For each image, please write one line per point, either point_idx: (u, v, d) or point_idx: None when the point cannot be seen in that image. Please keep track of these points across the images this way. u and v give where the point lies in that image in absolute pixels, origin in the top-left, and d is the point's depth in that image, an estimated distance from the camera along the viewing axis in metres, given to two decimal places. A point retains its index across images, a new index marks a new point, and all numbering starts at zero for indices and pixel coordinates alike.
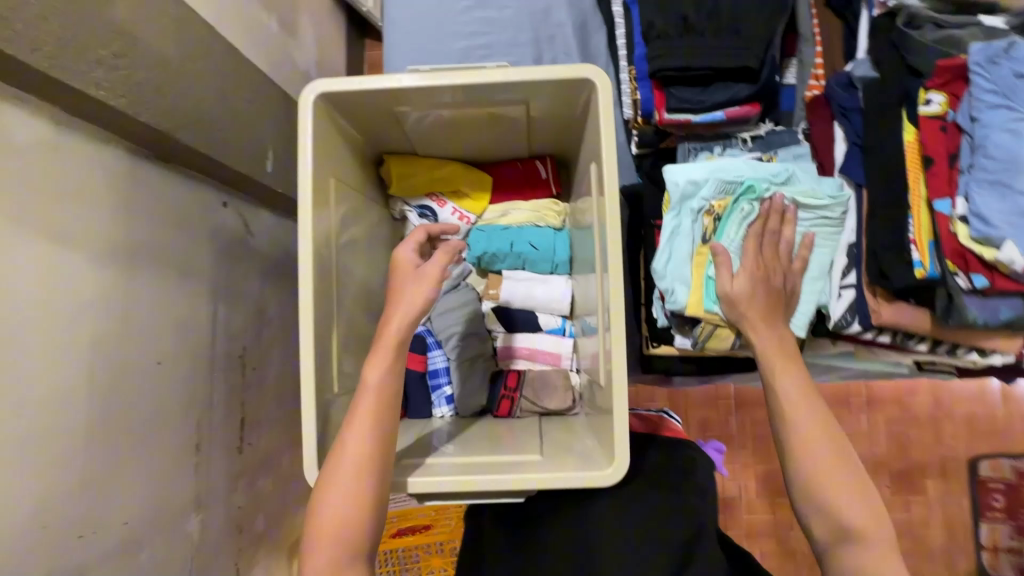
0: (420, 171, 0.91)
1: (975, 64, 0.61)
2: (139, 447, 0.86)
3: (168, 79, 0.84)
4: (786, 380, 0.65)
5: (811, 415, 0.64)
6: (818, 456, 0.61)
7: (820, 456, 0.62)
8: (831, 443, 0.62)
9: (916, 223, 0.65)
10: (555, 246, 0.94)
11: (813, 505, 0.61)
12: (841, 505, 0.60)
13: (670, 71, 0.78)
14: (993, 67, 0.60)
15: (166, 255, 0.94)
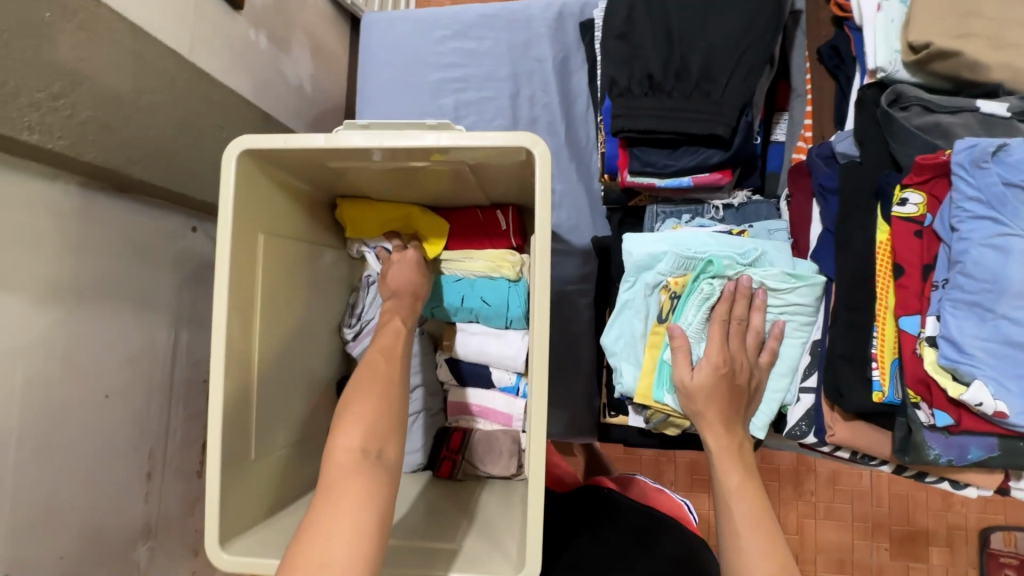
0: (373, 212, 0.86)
1: (959, 166, 0.52)
2: (80, 481, 0.86)
3: (120, 114, 0.83)
4: (736, 501, 0.60)
5: (756, 540, 0.57)
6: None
7: None
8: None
9: (880, 339, 0.57)
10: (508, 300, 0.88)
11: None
12: None
13: (633, 132, 0.71)
14: (979, 170, 0.51)
15: (122, 285, 0.93)
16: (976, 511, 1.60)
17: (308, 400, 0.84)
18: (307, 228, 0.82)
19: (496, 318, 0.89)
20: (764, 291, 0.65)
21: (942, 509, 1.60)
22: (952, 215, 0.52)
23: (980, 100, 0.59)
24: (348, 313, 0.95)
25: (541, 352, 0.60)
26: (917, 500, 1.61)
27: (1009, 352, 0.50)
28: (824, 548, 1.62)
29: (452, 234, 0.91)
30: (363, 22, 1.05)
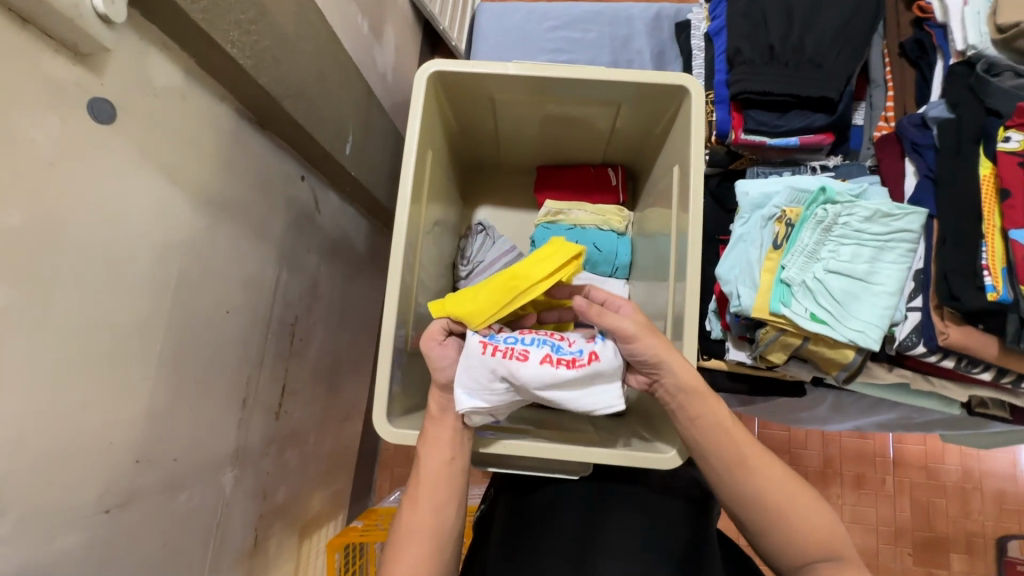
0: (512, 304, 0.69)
1: None
2: (198, 388, 0.89)
3: (284, 52, 0.92)
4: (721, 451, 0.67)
5: (756, 465, 0.66)
6: (785, 507, 0.65)
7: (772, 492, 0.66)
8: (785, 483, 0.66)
9: (990, 250, 0.65)
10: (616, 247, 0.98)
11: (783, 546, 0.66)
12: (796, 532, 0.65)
13: (751, 94, 0.83)
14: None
15: (250, 213, 0.99)
16: (993, 520, 1.66)
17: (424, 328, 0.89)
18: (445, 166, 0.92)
19: (602, 263, 0.98)
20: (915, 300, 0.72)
21: (961, 517, 1.67)
22: None
23: None
24: (459, 256, 1.04)
25: (696, 242, 0.71)
26: (938, 507, 1.68)
27: None
28: None
29: (564, 188, 1.01)
30: (480, 10, 1.19)
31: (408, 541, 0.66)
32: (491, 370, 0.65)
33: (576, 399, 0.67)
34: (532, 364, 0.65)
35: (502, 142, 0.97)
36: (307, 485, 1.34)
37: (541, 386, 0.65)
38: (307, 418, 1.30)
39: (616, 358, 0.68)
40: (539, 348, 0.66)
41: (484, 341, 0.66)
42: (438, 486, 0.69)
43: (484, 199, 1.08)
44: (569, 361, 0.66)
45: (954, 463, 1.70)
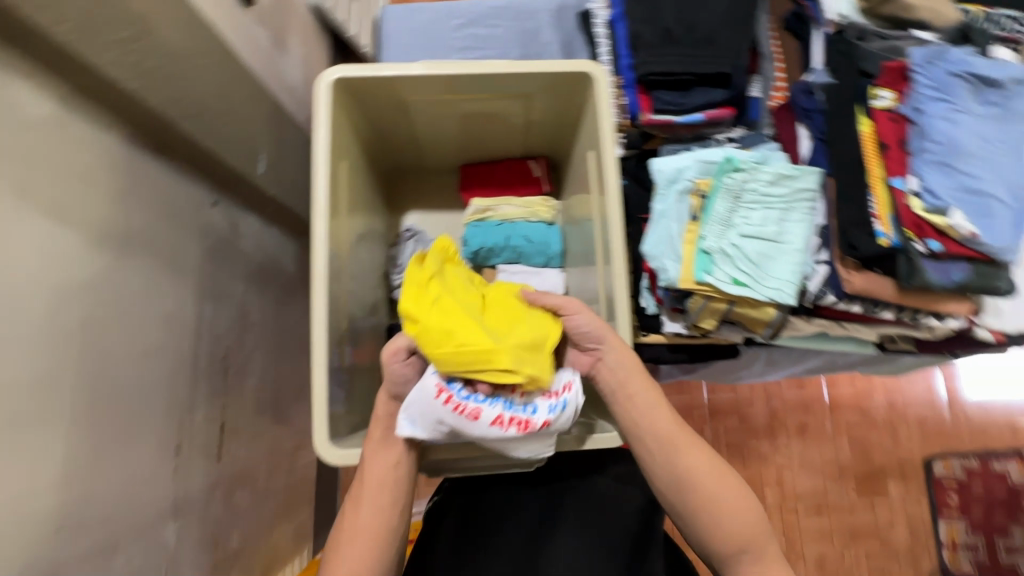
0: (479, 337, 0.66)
1: (917, 66, 0.72)
2: (122, 441, 0.82)
3: (176, 71, 0.86)
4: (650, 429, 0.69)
5: (685, 444, 0.68)
6: (709, 491, 0.66)
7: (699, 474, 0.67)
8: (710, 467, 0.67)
9: (878, 199, 0.72)
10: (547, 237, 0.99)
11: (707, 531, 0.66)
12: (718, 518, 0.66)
13: (655, 75, 0.87)
14: (930, 67, 0.71)
15: (160, 246, 0.93)
16: (919, 445, 1.83)
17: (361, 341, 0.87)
18: (364, 174, 0.89)
19: (536, 255, 0.99)
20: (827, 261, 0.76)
21: (893, 447, 1.82)
22: (917, 100, 0.71)
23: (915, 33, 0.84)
24: (391, 265, 1.02)
25: (618, 222, 0.73)
26: (872, 441, 1.82)
27: (968, 194, 0.67)
28: (801, 495, 1.78)
29: (490, 185, 1.01)
30: (384, 13, 1.17)
31: (349, 544, 0.65)
32: (440, 416, 0.63)
33: (519, 449, 0.67)
34: (482, 425, 0.62)
35: (421, 145, 0.95)
36: (263, 524, 1.28)
37: (487, 440, 0.64)
38: (254, 454, 1.23)
39: (567, 417, 0.67)
40: (494, 407, 0.63)
41: (439, 385, 0.63)
42: (385, 492, 0.67)
43: (411, 205, 1.06)
44: (520, 425, 0.63)
45: (880, 399, 1.85)
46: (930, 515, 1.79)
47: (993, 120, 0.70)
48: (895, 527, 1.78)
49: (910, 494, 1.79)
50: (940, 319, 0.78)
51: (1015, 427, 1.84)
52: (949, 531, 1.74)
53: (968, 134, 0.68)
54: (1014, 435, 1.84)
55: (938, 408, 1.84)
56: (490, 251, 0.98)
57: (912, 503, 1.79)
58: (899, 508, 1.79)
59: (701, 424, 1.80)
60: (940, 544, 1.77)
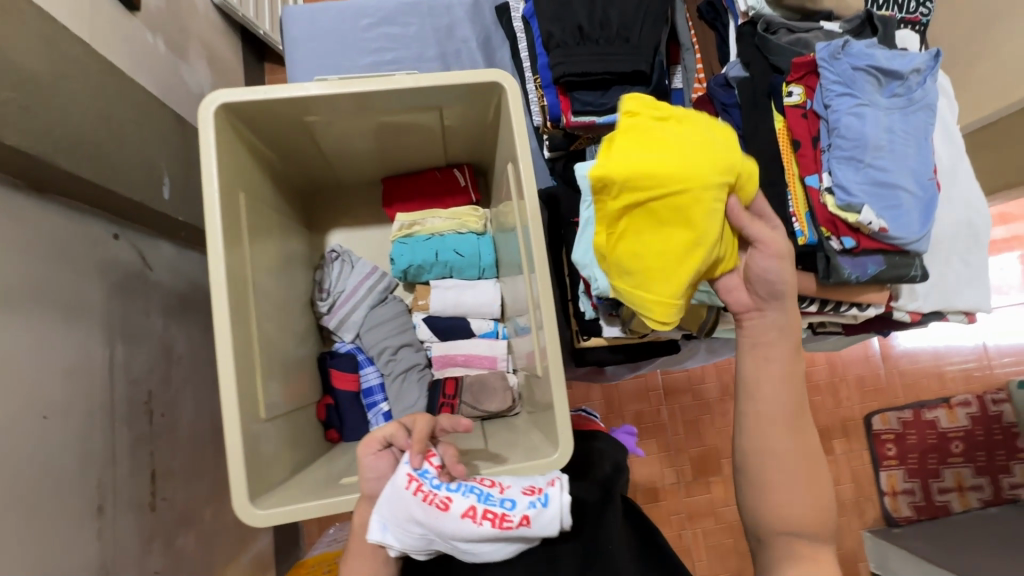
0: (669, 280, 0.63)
1: (823, 60, 0.71)
2: (26, 515, 0.75)
3: (38, 99, 0.77)
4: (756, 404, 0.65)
5: (798, 424, 0.64)
6: (775, 479, 0.63)
7: (780, 455, 0.63)
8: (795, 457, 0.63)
9: (794, 198, 0.72)
10: (477, 248, 0.95)
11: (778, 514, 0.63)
12: (783, 504, 0.62)
13: (572, 77, 0.84)
14: (835, 62, 0.70)
15: (49, 294, 0.84)
16: (859, 403, 1.93)
17: (288, 380, 0.82)
18: (272, 200, 0.83)
19: (466, 267, 0.95)
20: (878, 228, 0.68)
21: (836, 407, 1.92)
22: (824, 96, 0.71)
23: (823, 23, 0.83)
24: (316, 289, 0.95)
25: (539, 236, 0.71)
26: (817, 403, 1.92)
27: (878, 190, 0.68)
28: None
29: (414, 197, 0.97)
30: (284, 14, 1.05)
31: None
32: (408, 511, 0.57)
33: (496, 551, 0.58)
34: (452, 517, 0.56)
35: (335, 161, 0.89)
36: (216, 564, 1.22)
37: (457, 538, 0.56)
38: (195, 496, 1.16)
39: (554, 523, 0.57)
40: (464, 497, 0.57)
41: (411, 476, 0.58)
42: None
43: (333, 223, 1.00)
44: (494, 520, 0.56)
45: (822, 363, 1.94)
46: (873, 466, 1.90)
47: (895, 112, 0.70)
48: (842, 482, 1.89)
49: (854, 450, 1.90)
50: (861, 309, 0.79)
51: (942, 376, 1.98)
52: (890, 480, 1.86)
53: (874, 128, 0.69)
54: (942, 384, 1.97)
55: (874, 365, 1.95)
56: (420, 268, 0.94)
57: (855, 457, 1.90)
58: (844, 463, 1.90)
59: (657, 405, 1.84)
60: (883, 492, 1.89)
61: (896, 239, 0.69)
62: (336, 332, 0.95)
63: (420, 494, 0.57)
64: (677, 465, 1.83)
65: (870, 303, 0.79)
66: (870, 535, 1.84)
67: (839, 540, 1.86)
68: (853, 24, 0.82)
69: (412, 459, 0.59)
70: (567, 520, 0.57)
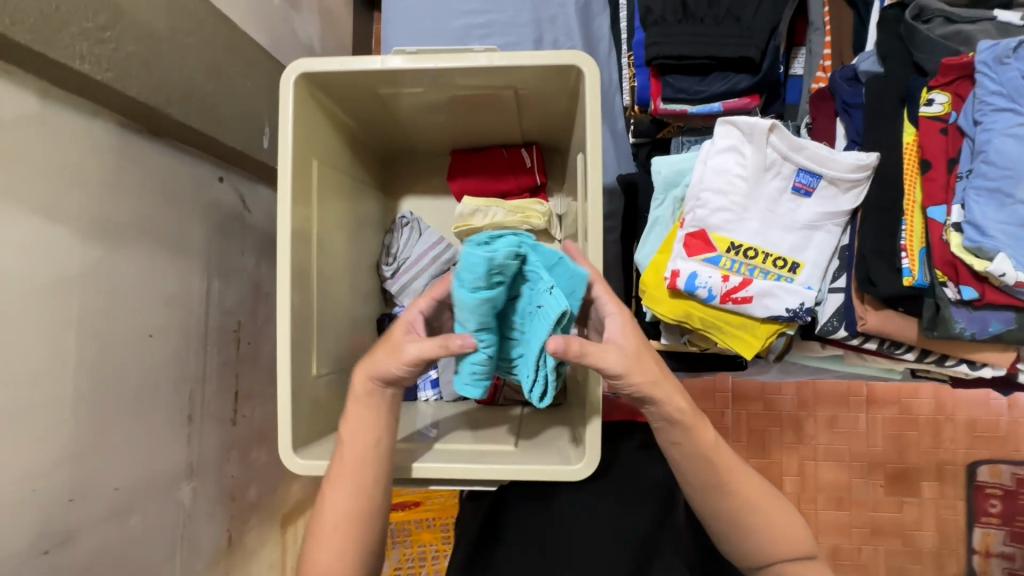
0: (748, 325, 0.71)
1: (981, 65, 0.61)
2: (128, 416, 0.88)
3: (156, 53, 0.83)
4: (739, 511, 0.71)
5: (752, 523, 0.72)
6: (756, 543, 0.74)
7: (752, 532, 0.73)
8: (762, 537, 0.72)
9: (910, 229, 0.65)
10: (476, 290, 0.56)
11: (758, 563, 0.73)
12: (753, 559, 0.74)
13: (666, 59, 0.75)
14: (1001, 67, 0.60)
15: (161, 231, 0.95)
16: (964, 448, 1.69)
17: (344, 339, 0.87)
18: (348, 165, 0.85)
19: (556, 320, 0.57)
20: None
21: (934, 448, 1.70)
22: (975, 109, 0.62)
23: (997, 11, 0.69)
24: (384, 253, 0.99)
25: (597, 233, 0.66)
26: (911, 439, 1.70)
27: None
28: (823, 487, 1.71)
29: (479, 175, 0.95)
30: None
31: (338, 479, 0.66)
32: (760, 187, 0.70)
33: (708, 269, 0.70)
34: (677, 263, 0.71)
35: (414, 132, 0.90)
36: (281, 479, 1.37)
37: (685, 265, 0.70)
38: (271, 417, 1.31)
39: (713, 274, 0.70)
40: (690, 265, 0.70)
41: (681, 269, 0.70)
42: (363, 470, 0.66)
43: (407, 190, 1.02)
44: (686, 244, 0.71)
45: (927, 396, 1.70)
46: (966, 520, 1.69)
47: None
48: (925, 529, 1.70)
49: (947, 498, 1.69)
50: (972, 367, 0.71)
51: None
52: (984, 539, 1.64)
53: None
54: None
55: (994, 411, 1.69)
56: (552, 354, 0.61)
57: (946, 506, 1.69)
58: (931, 509, 1.69)
59: (722, 408, 1.73)
60: (972, 551, 1.67)
61: None
62: (397, 296, 0.98)
63: (675, 272, 0.70)
64: None
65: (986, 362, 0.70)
66: None
67: None
68: None
69: (689, 274, 0.70)
70: (729, 281, 0.69)
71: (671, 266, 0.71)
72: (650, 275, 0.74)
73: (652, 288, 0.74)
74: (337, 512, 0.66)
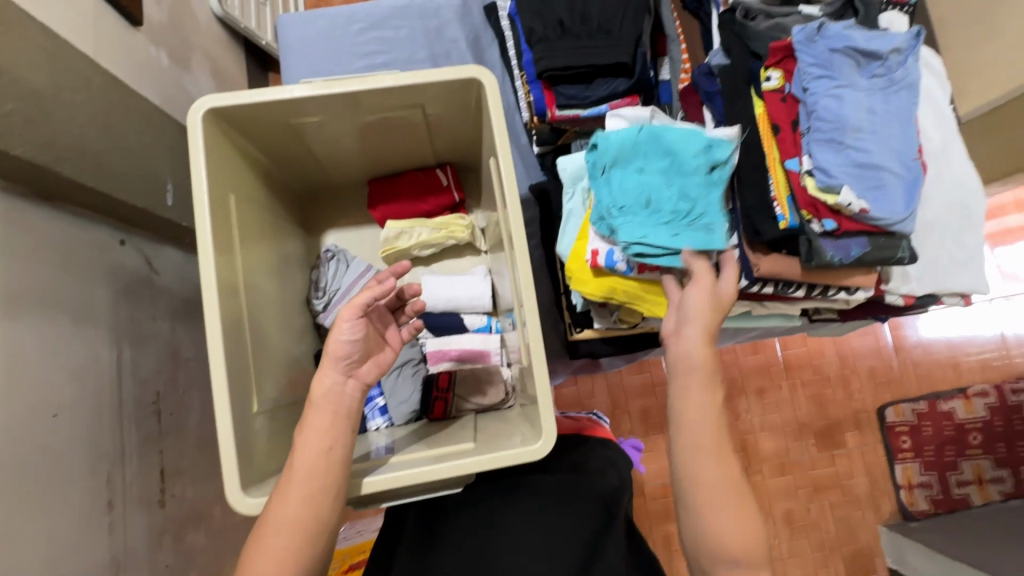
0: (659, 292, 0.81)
1: (799, 44, 0.75)
2: (35, 509, 0.78)
3: (41, 112, 0.80)
4: (706, 465, 0.69)
5: (724, 463, 0.69)
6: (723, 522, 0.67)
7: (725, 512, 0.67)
8: (727, 492, 0.68)
9: (776, 182, 0.77)
10: (654, 139, 0.77)
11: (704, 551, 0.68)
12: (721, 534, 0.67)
13: (555, 71, 0.84)
14: (812, 44, 0.75)
15: (58, 300, 0.87)
16: (871, 395, 1.90)
17: (280, 377, 0.84)
18: (265, 201, 0.85)
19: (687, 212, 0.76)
20: (892, 224, 0.73)
21: (847, 399, 1.89)
22: (803, 79, 0.75)
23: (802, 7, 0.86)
24: (312, 288, 0.98)
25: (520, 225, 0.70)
26: (827, 396, 1.88)
27: (860, 169, 0.71)
28: (765, 456, 1.84)
29: (397, 200, 0.98)
30: (280, 21, 1.09)
31: (289, 485, 0.63)
32: None
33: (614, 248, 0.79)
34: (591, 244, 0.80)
35: (328, 164, 0.92)
36: (223, 562, 1.24)
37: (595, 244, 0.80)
38: (205, 493, 1.20)
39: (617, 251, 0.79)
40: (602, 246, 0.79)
41: (598, 250, 0.79)
42: (319, 478, 0.64)
43: (329, 224, 1.03)
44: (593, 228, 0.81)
45: (831, 355, 1.91)
46: (887, 460, 1.87)
47: (876, 92, 0.74)
48: (856, 476, 1.86)
49: (868, 443, 1.87)
50: (850, 293, 0.85)
51: (957, 367, 1.93)
52: (905, 473, 1.82)
53: (854, 109, 0.72)
54: (958, 375, 1.93)
55: (886, 357, 1.92)
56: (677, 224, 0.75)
57: (869, 451, 1.87)
58: (858, 456, 1.86)
59: (664, 400, 1.83)
60: (898, 486, 1.85)
61: (878, 222, 0.73)
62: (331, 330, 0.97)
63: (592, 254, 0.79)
64: None
65: (858, 287, 0.84)
66: (887, 529, 1.81)
67: (854, 535, 1.82)
68: (832, 7, 0.86)
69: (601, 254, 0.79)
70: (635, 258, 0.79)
71: (590, 247, 0.80)
72: (572, 261, 0.82)
73: (579, 272, 0.82)
74: (286, 517, 0.62)
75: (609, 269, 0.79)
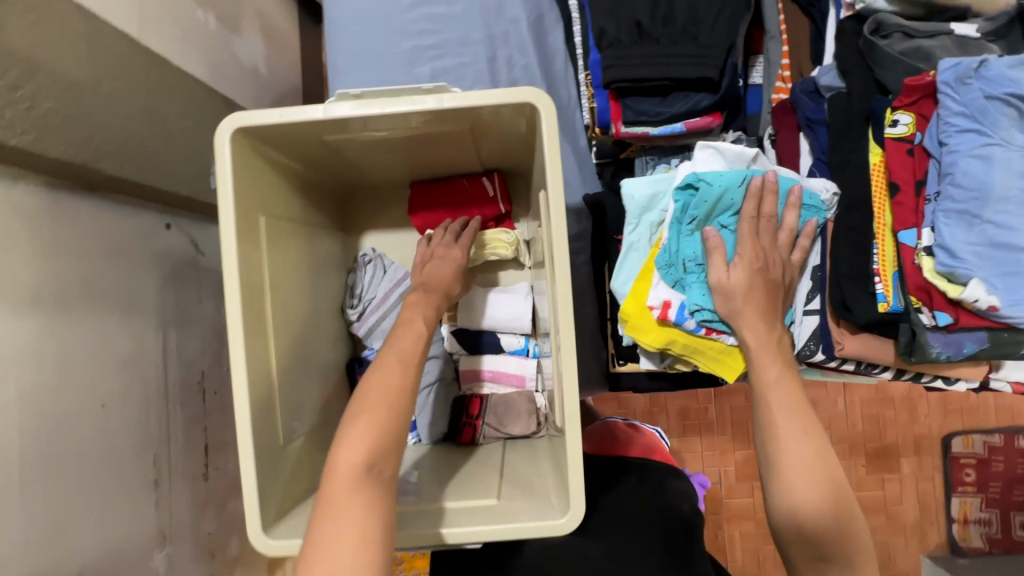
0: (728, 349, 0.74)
1: (945, 84, 0.64)
2: (87, 494, 0.83)
3: (79, 105, 0.77)
4: (780, 408, 0.63)
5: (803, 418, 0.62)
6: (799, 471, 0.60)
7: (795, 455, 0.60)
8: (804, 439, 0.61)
9: (883, 254, 0.70)
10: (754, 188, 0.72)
11: (785, 490, 0.60)
12: (796, 479, 0.60)
13: (625, 83, 0.73)
14: (963, 87, 0.63)
15: (105, 292, 0.88)
16: (938, 421, 1.75)
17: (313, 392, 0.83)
18: (300, 209, 0.81)
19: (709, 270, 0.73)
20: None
21: (909, 423, 1.75)
22: (941, 130, 0.64)
23: (952, 24, 0.73)
24: (348, 293, 0.94)
25: (565, 280, 0.60)
26: (887, 417, 1.75)
27: (996, 254, 0.61)
28: None
29: (437, 208, 0.91)
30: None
31: (359, 422, 0.58)
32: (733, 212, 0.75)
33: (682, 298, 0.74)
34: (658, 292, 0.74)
35: (369, 168, 0.86)
36: None
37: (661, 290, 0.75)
38: None
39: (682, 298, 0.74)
40: (671, 295, 0.74)
41: (669, 300, 0.74)
42: (389, 418, 0.58)
43: (368, 224, 0.98)
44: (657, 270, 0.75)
45: None
46: (944, 491, 1.74)
47: None
48: (905, 502, 1.75)
49: (924, 471, 1.74)
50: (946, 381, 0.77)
51: None
52: (961, 507, 1.70)
53: (1003, 174, 0.61)
54: None
55: None
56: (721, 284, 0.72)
57: (925, 479, 1.74)
58: (911, 483, 1.74)
59: (705, 403, 1.76)
60: (951, 519, 1.73)
61: (1005, 319, 0.63)
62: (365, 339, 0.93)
63: (660, 304, 0.74)
64: (719, 466, 1.76)
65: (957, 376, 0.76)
66: (930, 561, 1.71)
67: (892, 562, 1.73)
68: (993, 23, 0.72)
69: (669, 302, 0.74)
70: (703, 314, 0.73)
71: (657, 296, 0.74)
72: (632, 304, 0.76)
73: (636, 317, 0.76)
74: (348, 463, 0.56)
75: (676, 324, 0.74)
